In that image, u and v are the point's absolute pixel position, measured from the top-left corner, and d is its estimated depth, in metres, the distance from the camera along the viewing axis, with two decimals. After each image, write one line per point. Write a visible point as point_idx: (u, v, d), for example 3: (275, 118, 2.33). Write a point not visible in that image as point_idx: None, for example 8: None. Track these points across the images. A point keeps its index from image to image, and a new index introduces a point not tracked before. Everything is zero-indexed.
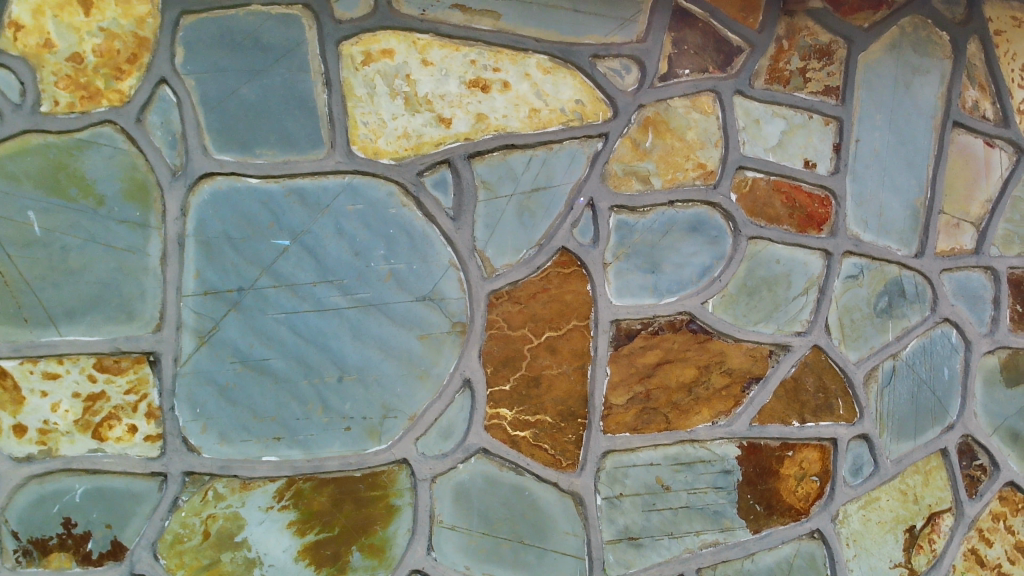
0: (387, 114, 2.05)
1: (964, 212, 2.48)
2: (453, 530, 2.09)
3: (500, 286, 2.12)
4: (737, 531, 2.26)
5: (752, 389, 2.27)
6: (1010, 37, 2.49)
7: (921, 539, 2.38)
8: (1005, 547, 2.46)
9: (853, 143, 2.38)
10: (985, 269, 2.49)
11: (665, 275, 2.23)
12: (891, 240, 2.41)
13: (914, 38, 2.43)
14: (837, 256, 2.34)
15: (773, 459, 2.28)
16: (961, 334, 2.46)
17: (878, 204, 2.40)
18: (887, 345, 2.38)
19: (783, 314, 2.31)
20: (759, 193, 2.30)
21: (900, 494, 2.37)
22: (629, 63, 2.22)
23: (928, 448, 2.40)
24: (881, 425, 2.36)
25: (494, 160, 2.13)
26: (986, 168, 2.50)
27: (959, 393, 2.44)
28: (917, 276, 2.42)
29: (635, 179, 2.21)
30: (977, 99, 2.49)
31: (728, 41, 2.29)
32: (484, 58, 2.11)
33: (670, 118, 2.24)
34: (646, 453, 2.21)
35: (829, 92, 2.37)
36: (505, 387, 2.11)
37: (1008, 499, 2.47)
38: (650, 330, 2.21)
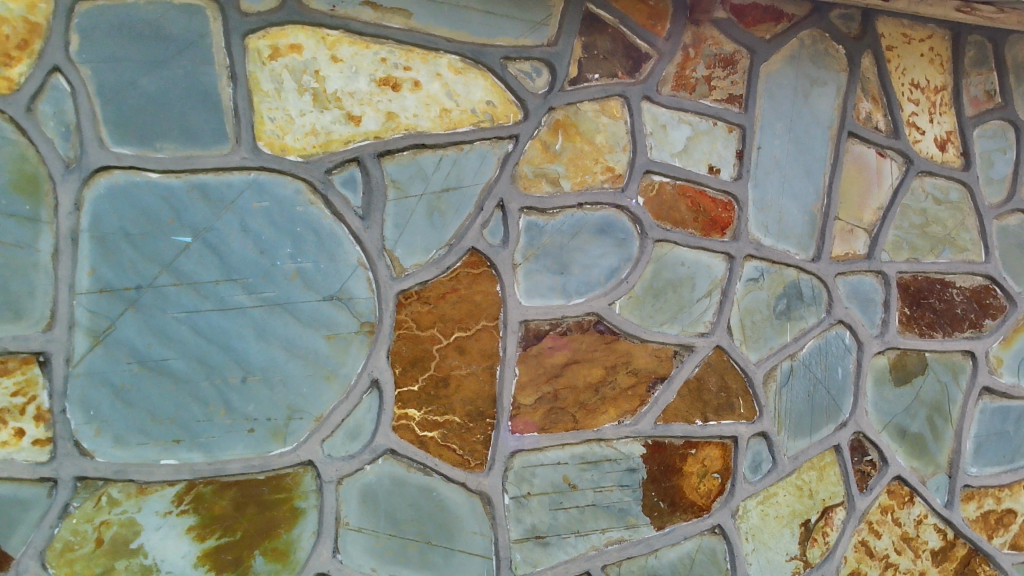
0: (294, 111, 2.01)
1: (858, 219, 2.59)
2: (359, 532, 2.07)
3: (409, 286, 2.11)
4: (642, 527, 2.30)
5: (657, 388, 2.32)
6: (901, 52, 2.62)
7: (815, 532, 2.48)
8: (892, 539, 2.58)
9: (754, 150, 2.46)
10: (876, 273, 2.60)
11: (574, 276, 2.26)
12: (789, 245, 2.50)
13: (813, 51, 2.52)
14: (739, 259, 2.42)
15: (677, 457, 2.33)
16: (853, 336, 2.56)
17: (777, 210, 2.48)
18: (785, 346, 2.47)
19: (688, 315, 2.37)
20: (665, 197, 2.35)
21: (796, 489, 2.46)
22: (540, 66, 2.24)
23: (822, 445, 2.50)
24: (779, 423, 2.45)
25: (404, 160, 2.12)
26: (878, 177, 2.62)
27: (851, 391, 2.55)
28: (813, 280, 2.52)
29: (544, 181, 2.23)
30: (870, 111, 2.60)
31: (636, 47, 2.33)
32: (395, 57, 2.10)
33: (579, 122, 2.27)
34: (553, 453, 2.22)
35: (732, 100, 2.44)
36: (414, 387, 2.10)
37: (896, 493, 2.59)
38: (559, 331, 2.23)
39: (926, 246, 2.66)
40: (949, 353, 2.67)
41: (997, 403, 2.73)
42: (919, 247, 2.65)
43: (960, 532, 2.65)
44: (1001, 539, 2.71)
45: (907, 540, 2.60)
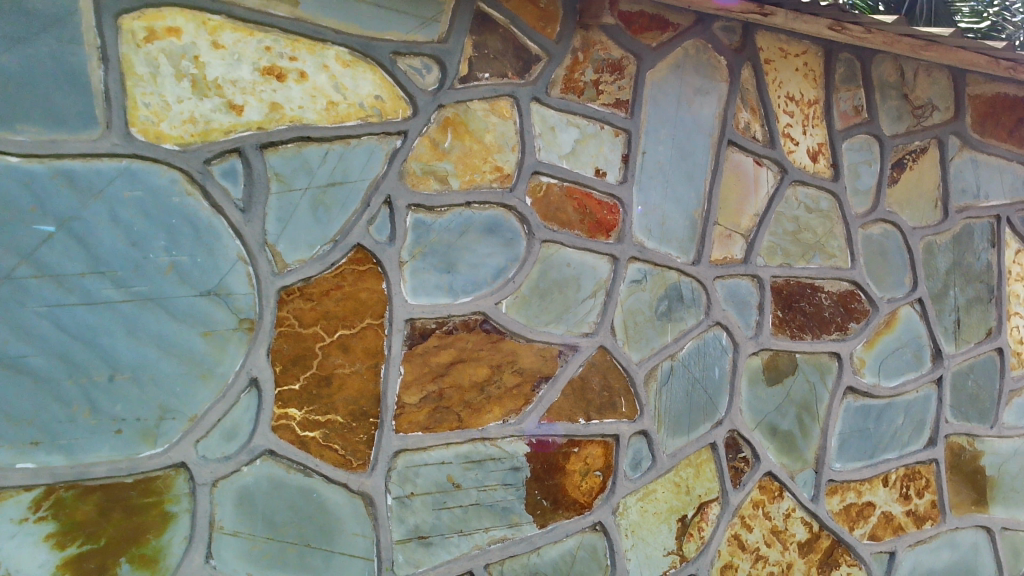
0: (171, 97, 1.93)
1: (736, 225, 2.68)
2: (234, 536, 2.00)
3: (291, 282, 2.05)
4: (525, 526, 2.32)
5: (542, 387, 2.34)
6: (777, 66, 2.75)
7: (691, 527, 2.56)
8: (762, 532, 2.68)
9: (639, 155, 2.51)
10: (752, 277, 2.70)
11: (461, 275, 2.25)
12: (671, 248, 2.57)
13: (696, 60, 2.60)
14: (623, 261, 2.47)
15: (560, 455, 2.36)
16: (730, 337, 2.65)
17: (660, 214, 2.55)
18: (665, 347, 2.54)
19: (573, 315, 2.40)
20: (552, 198, 2.38)
21: (674, 486, 2.53)
22: (430, 63, 2.22)
23: (700, 442, 2.58)
24: (658, 421, 2.51)
25: (288, 152, 2.07)
26: (755, 184, 2.72)
27: (727, 390, 2.64)
28: (693, 282, 2.60)
29: (433, 179, 2.22)
30: (748, 121, 2.70)
31: (527, 48, 2.35)
32: (280, 46, 2.04)
33: (469, 120, 2.27)
34: (437, 452, 2.21)
35: (619, 105, 2.49)
36: (295, 386, 2.05)
37: (767, 488, 2.70)
38: (445, 330, 2.22)
39: (798, 252, 2.78)
40: (816, 354, 2.80)
41: (859, 401, 2.88)
42: (791, 253, 2.77)
43: (825, 524, 2.79)
44: (861, 530, 2.86)
45: (776, 533, 2.71)
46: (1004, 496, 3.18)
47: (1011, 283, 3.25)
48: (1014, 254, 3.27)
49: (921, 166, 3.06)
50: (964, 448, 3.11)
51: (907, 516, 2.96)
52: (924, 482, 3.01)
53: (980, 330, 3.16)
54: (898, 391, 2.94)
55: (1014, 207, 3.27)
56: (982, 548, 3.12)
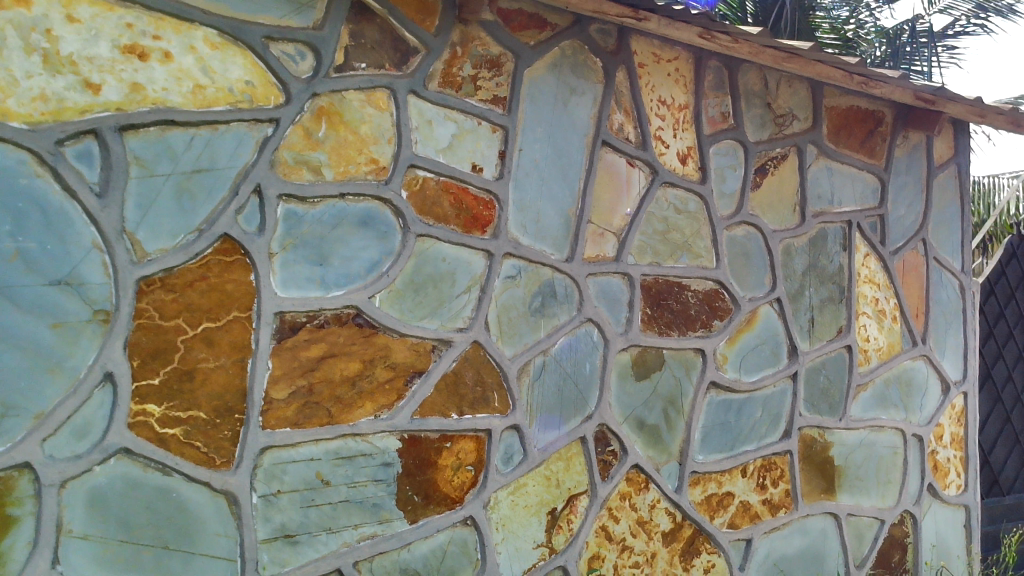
0: (19, 71, 1.82)
1: (608, 223, 2.74)
2: (84, 539, 1.89)
3: (152, 273, 1.96)
4: (395, 521, 2.30)
5: (415, 382, 2.33)
6: (650, 70, 2.84)
7: (560, 520, 2.60)
8: (629, 523, 2.76)
9: (516, 152, 2.53)
10: (623, 275, 2.77)
11: (333, 268, 2.21)
12: (546, 245, 2.60)
13: (572, 60, 2.66)
14: (498, 257, 2.48)
15: (432, 450, 2.36)
16: (601, 333, 2.71)
17: (536, 211, 2.58)
18: (538, 342, 2.57)
19: (447, 310, 2.39)
20: (428, 192, 2.37)
21: (544, 479, 2.57)
22: (304, 50, 2.18)
23: (570, 436, 2.62)
24: (530, 415, 2.54)
25: (150, 135, 1.97)
26: (627, 185, 2.79)
27: (598, 385, 2.70)
28: (567, 279, 2.64)
29: (305, 169, 2.16)
30: (622, 123, 2.77)
31: (405, 40, 2.33)
32: (142, 23, 1.96)
33: (344, 110, 2.22)
34: (306, 449, 2.16)
35: (497, 101, 2.50)
36: (154, 381, 1.96)
37: (633, 480, 2.78)
38: (315, 323, 2.18)
39: (667, 251, 2.88)
40: (682, 350, 2.90)
41: (721, 396, 3.01)
42: (660, 252, 2.86)
43: (687, 514, 2.90)
44: (720, 519, 2.99)
45: (642, 523, 2.79)
46: (849, 484, 3.39)
47: (861, 285, 3.46)
48: (864, 257, 3.49)
49: (781, 172, 3.22)
50: (815, 440, 3.29)
51: (764, 505, 3.11)
52: (779, 472, 3.17)
53: (831, 328, 3.36)
54: (756, 385, 3.09)
55: (865, 213, 3.49)
56: (829, 533, 3.32)
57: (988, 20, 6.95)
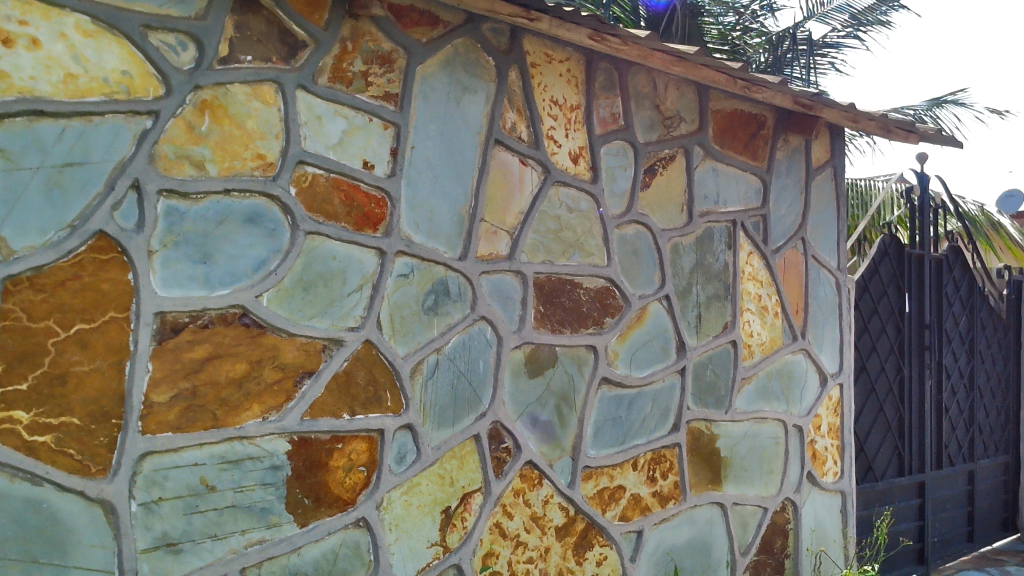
0: None
1: (501, 222, 2.76)
2: None
3: (19, 271, 1.86)
4: (284, 526, 2.25)
5: (304, 383, 2.28)
6: (542, 70, 2.87)
7: (454, 518, 2.60)
8: (523, 519, 2.78)
9: (408, 149, 2.52)
10: (516, 273, 2.78)
11: (218, 266, 2.14)
12: (439, 243, 2.59)
13: (465, 59, 2.66)
14: (390, 255, 2.46)
15: (323, 452, 2.32)
16: (494, 331, 2.72)
17: (428, 209, 2.56)
18: (431, 341, 2.56)
19: (338, 309, 2.36)
20: (318, 189, 2.32)
21: (438, 478, 2.56)
22: (186, 40, 2.10)
23: (463, 435, 2.62)
24: (423, 414, 2.53)
25: (17, 126, 1.87)
26: (520, 183, 2.81)
27: (491, 383, 2.71)
28: (460, 277, 2.64)
29: (188, 163, 2.09)
30: (514, 122, 2.79)
31: (292, 33, 2.29)
32: (8, 8, 1.87)
33: (228, 104, 2.16)
34: (189, 454, 2.09)
35: (389, 98, 2.48)
36: (22, 386, 1.86)
37: (527, 476, 2.80)
38: (199, 324, 2.10)
39: (559, 249, 2.91)
40: (575, 347, 2.94)
41: (613, 391, 3.07)
42: (553, 251, 2.89)
43: (580, 508, 2.94)
44: (612, 512, 3.05)
45: (536, 519, 2.82)
46: (734, 474, 3.52)
47: (744, 282, 3.59)
48: (748, 256, 3.62)
49: (669, 173, 3.31)
50: (702, 432, 3.40)
51: (653, 497, 3.19)
52: (669, 465, 3.26)
53: (717, 324, 3.47)
54: (646, 380, 3.17)
55: (748, 213, 3.62)
56: (716, 522, 3.44)
57: (863, 31, 7.33)
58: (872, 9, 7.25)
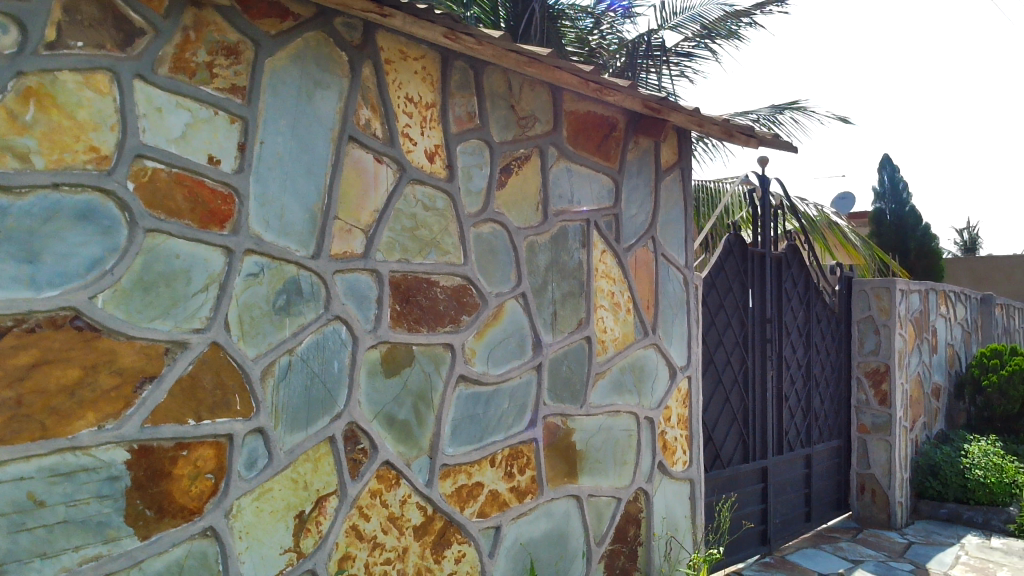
0: None
1: (356, 220, 2.71)
2: None
3: None
4: (124, 540, 2.13)
5: (145, 388, 2.17)
6: (397, 67, 2.85)
7: (309, 523, 2.54)
8: (380, 520, 2.75)
9: (256, 144, 2.44)
10: (371, 272, 2.75)
11: (46, 266, 2.00)
12: (290, 241, 2.52)
13: (316, 53, 2.61)
14: (238, 254, 2.38)
15: (166, 460, 2.21)
16: (349, 331, 2.67)
17: (279, 206, 2.49)
18: (283, 342, 2.49)
19: (182, 310, 2.26)
20: (158, 185, 2.22)
21: (291, 482, 2.50)
22: (8, 23, 1.95)
23: (317, 437, 2.57)
24: (274, 418, 2.46)
25: None
26: (374, 181, 2.77)
27: (346, 384, 2.66)
28: (313, 276, 2.58)
29: (10, 155, 1.94)
30: (368, 119, 2.75)
31: (128, 20, 2.17)
32: None
33: (57, 92, 2.03)
34: (14, 468, 1.93)
35: (235, 91, 2.40)
36: None
37: (384, 477, 2.77)
38: (24, 328, 1.96)
39: (415, 248, 2.89)
40: (432, 345, 2.94)
41: (470, 388, 3.08)
42: (409, 249, 2.87)
43: (438, 507, 2.94)
44: (470, 509, 3.06)
45: (394, 520, 2.79)
46: (589, 467, 3.61)
47: (598, 279, 3.69)
48: (601, 254, 3.72)
49: (525, 172, 3.36)
50: (558, 427, 3.47)
51: (511, 492, 3.23)
52: (526, 460, 3.31)
53: (572, 321, 3.55)
54: (502, 377, 3.20)
55: (601, 212, 3.73)
56: (572, 515, 3.51)
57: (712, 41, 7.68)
58: (721, 20, 7.61)
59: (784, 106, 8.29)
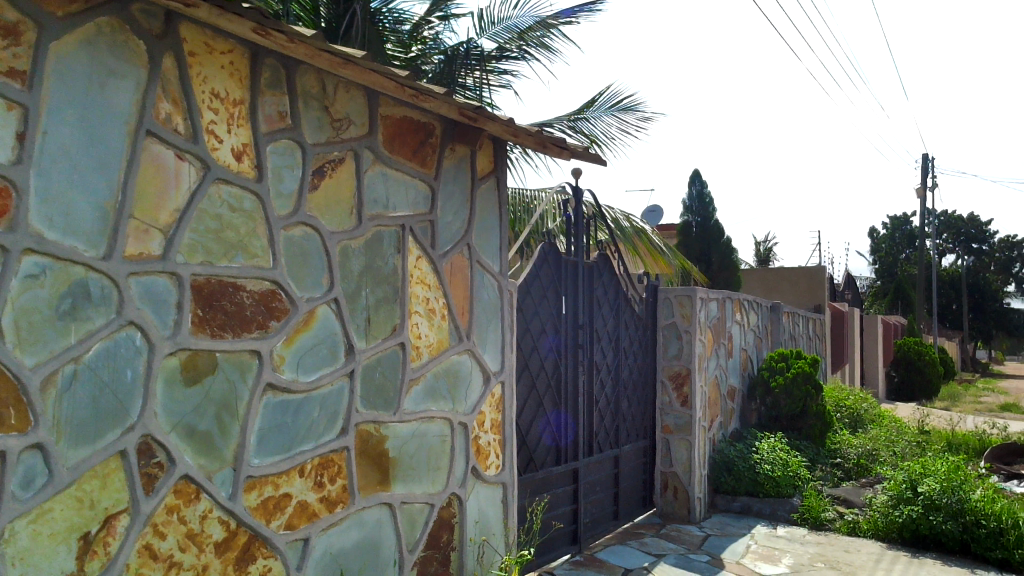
0: None
1: (154, 220, 2.55)
2: None
3: None
4: None
5: None
6: (202, 60, 2.72)
7: (95, 544, 2.36)
8: (176, 538, 2.60)
9: (38, 134, 2.24)
10: (170, 275, 2.59)
11: None
12: (77, 241, 2.33)
13: (110, 40, 2.44)
14: (14, 253, 2.17)
15: None
16: (144, 337, 2.51)
17: (64, 202, 2.30)
18: (67, 350, 2.30)
19: None
20: None
21: (74, 501, 2.31)
22: None
23: (107, 452, 2.39)
24: (56, 432, 2.27)
25: None
26: (175, 179, 2.62)
27: (141, 394, 2.50)
28: (103, 279, 2.40)
29: None
30: (169, 113, 2.60)
31: None
32: None
33: None
34: None
35: (13, 75, 2.19)
36: None
37: (181, 491, 2.62)
38: None
39: (219, 250, 2.76)
40: (237, 352, 2.81)
41: (278, 397, 2.98)
42: (213, 251, 2.74)
43: (242, 521, 2.82)
44: (277, 522, 2.96)
45: (192, 537, 2.65)
46: (402, 473, 3.59)
47: (413, 285, 3.68)
48: (417, 260, 3.71)
49: (339, 175, 3.30)
50: (371, 434, 3.42)
51: (320, 502, 3.15)
52: (337, 469, 3.24)
53: (385, 327, 3.52)
54: (313, 385, 3.12)
55: (416, 218, 3.72)
56: (384, 523, 3.47)
57: (527, 51, 7.88)
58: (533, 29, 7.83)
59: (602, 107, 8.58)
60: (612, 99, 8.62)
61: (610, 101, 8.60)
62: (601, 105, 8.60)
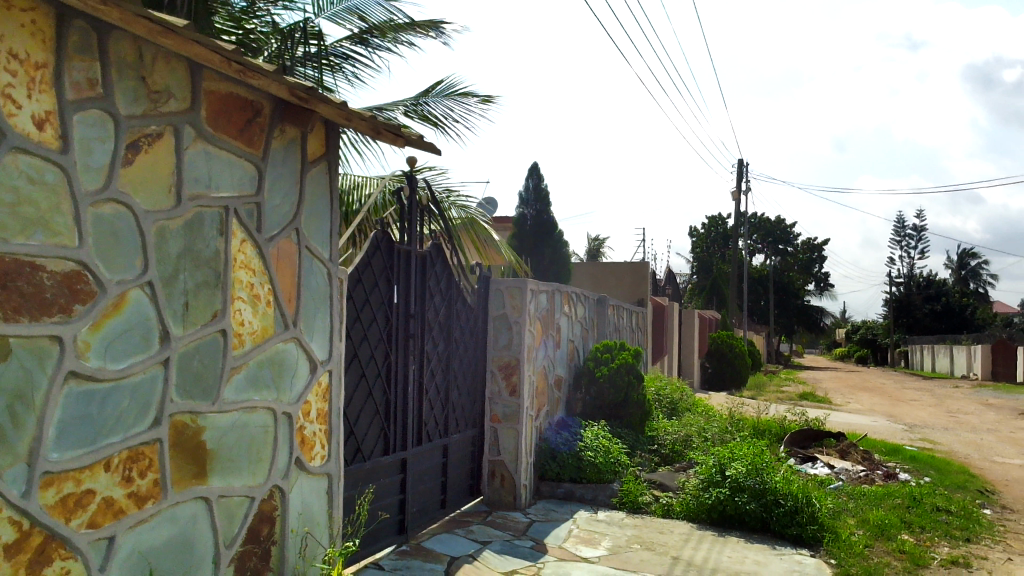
0: None
1: None
2: None
3: None
4: None
5: None
6: None
7: None
8: None
9: None
10: None
11: None
12: None
13: None
14: None
15: None
16: None
17: None
18: None
19: None
20: None
21: None
22: None
23: None
24: None
25: None
26: None
27: None
28: None
29: None
30: None
31: None
32: None
33: None
34: None
35: None
36: None
37: None
38: None
39: (15, 226, 2.53)
40: (34, 338, 2.59)
41: (82, 386, 2.77)
42: (7, 227, 2.50)
43: (36, 520, 2.60)
44: (77, 521, 2.75)
45: None
46: (220, 466, 3.44)
47: (236, 270, 3.53)
48: (240, 243, 3.56)
49: (156, 152, 3.10)
50: (186, 425, 3.25)
51: (128, 499, 2.96)
52: (147, 462, 3.05)
53: (205, 313, 3.35)
54: (123, 373, 2.93)
55: (241, 200, 3.56)
56: (199, 518, 3.31)
57: (375, 49, 7.74)
58: (385, 29, 7.68)
59: (435, 95, 8.65)
60: (448, 87, 8.72)
61: (445, 86, 8.67)
62: (434, 92, 8.67)
